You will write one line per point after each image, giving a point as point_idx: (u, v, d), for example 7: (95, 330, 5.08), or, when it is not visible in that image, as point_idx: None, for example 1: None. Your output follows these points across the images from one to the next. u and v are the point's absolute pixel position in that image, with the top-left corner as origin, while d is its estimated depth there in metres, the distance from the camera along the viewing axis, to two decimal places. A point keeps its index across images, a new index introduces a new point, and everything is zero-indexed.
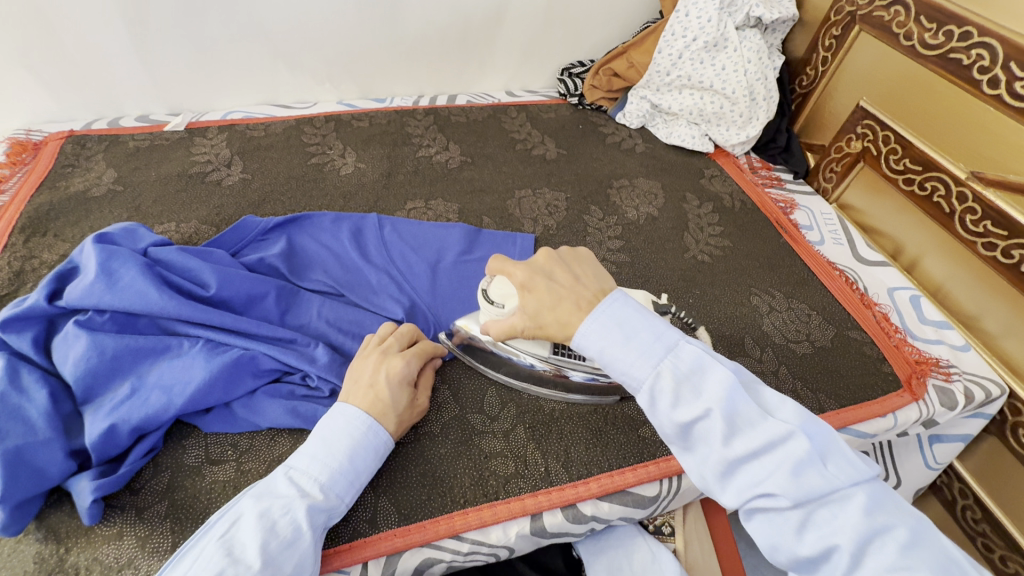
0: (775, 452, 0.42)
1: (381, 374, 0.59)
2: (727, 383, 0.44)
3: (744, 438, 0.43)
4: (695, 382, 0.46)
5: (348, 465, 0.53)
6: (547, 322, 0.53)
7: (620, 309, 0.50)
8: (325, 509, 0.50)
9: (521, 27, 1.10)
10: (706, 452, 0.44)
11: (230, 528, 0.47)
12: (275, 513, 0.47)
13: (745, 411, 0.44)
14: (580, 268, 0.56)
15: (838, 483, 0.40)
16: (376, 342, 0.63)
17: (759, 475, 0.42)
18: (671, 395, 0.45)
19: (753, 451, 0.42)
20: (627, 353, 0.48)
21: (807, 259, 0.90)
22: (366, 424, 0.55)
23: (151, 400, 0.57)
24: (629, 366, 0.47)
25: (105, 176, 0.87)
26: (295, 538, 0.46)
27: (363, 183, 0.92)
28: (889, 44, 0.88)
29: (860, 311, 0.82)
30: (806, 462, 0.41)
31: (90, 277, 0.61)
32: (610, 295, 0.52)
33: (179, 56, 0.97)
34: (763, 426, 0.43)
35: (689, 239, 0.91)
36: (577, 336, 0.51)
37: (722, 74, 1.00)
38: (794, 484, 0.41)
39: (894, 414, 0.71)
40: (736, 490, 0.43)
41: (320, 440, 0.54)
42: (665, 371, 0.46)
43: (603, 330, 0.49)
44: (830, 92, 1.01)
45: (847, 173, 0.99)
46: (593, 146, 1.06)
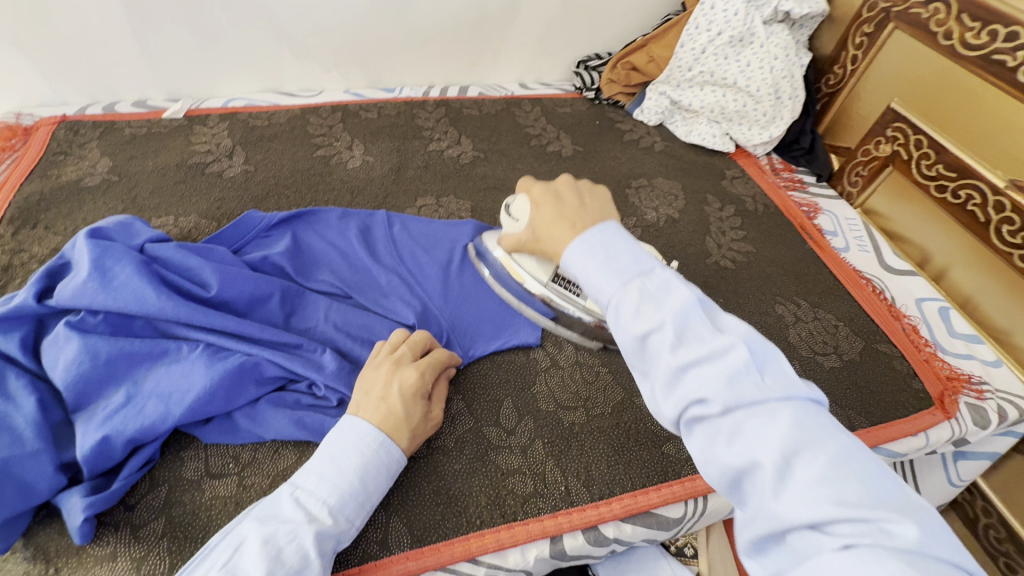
0: (717, 363, 0.36)
1: (394, 386, 0.55)
2: (685, 300, 0.39)
3: (692, 350, 0.37)
4: (657, 298, 0.40)
5: (359, 485, 0.49)
6: (546, 239, 0.50)
7: (590, 241, 0.44)
8: (335, 532, 0.47)
9: (537, 17, 1.06)
10: (657, 365, 0.38)
11: (232, 555, 0.44)
12: (281, 540, 0.44)
13: (698, 324, 0.38)
14: (589, 195, 0.52)
15: (770, 394, 0.34)
16: (388, 350, 0.60)
17: (697, 381, 0.36)
18: (631, 310, 0.39)
19: (696, 360, 0.36)
20: (592, 270, 0.43)
21: (832, 267, 0.86)
22: (377, 442, 0.51)
23: (147, 409, 0.53)
24: (597, 286, 0.42)
25: (100, 164, 0.83)
26: (302, 566, 0.43)
27: (371, 177, 0.88)
28: (925, 43, 0.84)
29: (889, 323, 0.79)
30: (744, 372, 0.35)
31: (82, 275, 0.57)
32: (592, 228, 0.45)
33: (178, 39, 0.92)
34: (712, 339, 0.37)
35: (711, 243, 0.87)
36: (562, 256, 0.46)
37: (747, 70, 0.96)
38: (729, 390, 0.35)
39: (926, 434, 0.68)
40: (678, 399, 0.36)
41: (327, 458, 0.50)
42: (633, 287, 0.40)
43: (586, 254, 0.44)
44: (859, 93, 0.97)
45: (874, 177, 0.95)
46: (610, 143, 1.02)
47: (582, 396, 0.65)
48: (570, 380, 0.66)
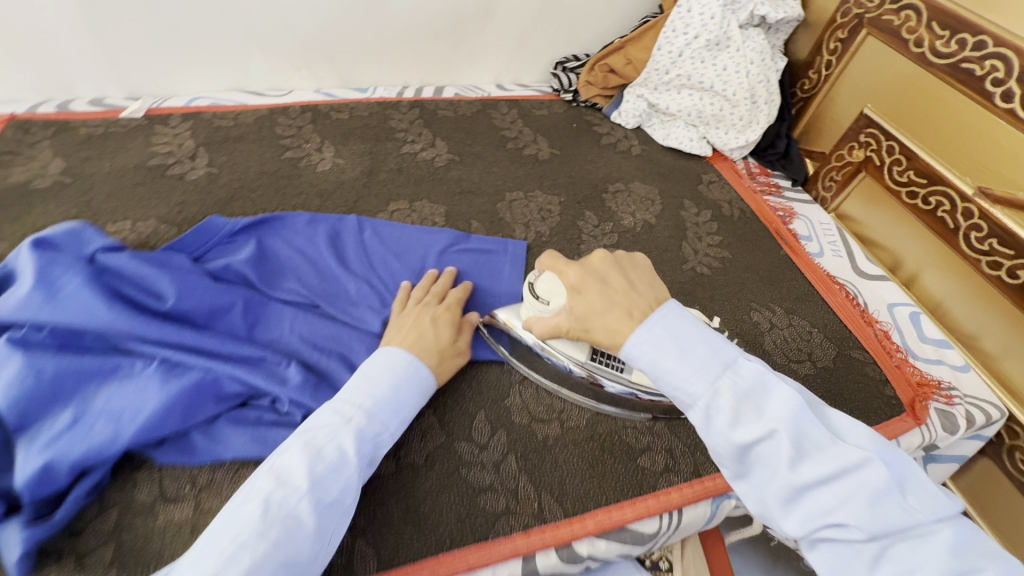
0: (849, 479, 0.37)
1: (425, 319, 0.62)
2: (791, 405, 0.40)
3: (813, 463, 0.38)
4: (754, 401, 0.41)
5: (391, 396, 0.52)
6: (600, 335, 0.48)
7: (664, 330, 0.45)
8: (372, 437, 0.49)
9: (514, 17, 1.04)
10: (769, 475, 0.40)
11: (274, 458, 0.45)
12: (320, 441, 0.46)
13: (813, 433, 0.39)
14: (635, 275, 0.51)
15: (919, 516, 0.36)
16: (418, 295, 0.67)
17: (823, 499, 0.38)
18: (727, 416, 0.41)
19: (824, 477, 0.38)
20: (672, 366, 0.43)
21: (807, 272, 0.86)
22: (405, 361, 0.55)
23: (96, 430, 0.50)
24: (682, 383, 0.43)
25: (51, 166, 0.78)
26: (340, 464, 0.45)
27: (342, 180, 0.85)
28: (897, 50, 0.85)
29: (861, 328, 0.79)
30: (886, 493, 0.36)
31: (26, 287, 0.53)
32: (655, 312, 0.47)
33: (137, 34, 0.88)
34: (834, 450, 0.38)
35: (688, 249, 0.86)
36: (625, 347, 0.46)
37: (723, 74, 0.96)
38: (871, 514, 0.36)
39: (897, 440, 0.68)
40: (806, 521, 0.38)
41: (362, 376, 0.53)
42: (722, 389, 0.42)
43: (663, 342, 0.45)
44: (833, 97, 0.97)
45: (847, 183, 0.96)
46: (587, 146, 1.01)
47: (556, 408, 0.64)
48: (544, 391, 0.65)
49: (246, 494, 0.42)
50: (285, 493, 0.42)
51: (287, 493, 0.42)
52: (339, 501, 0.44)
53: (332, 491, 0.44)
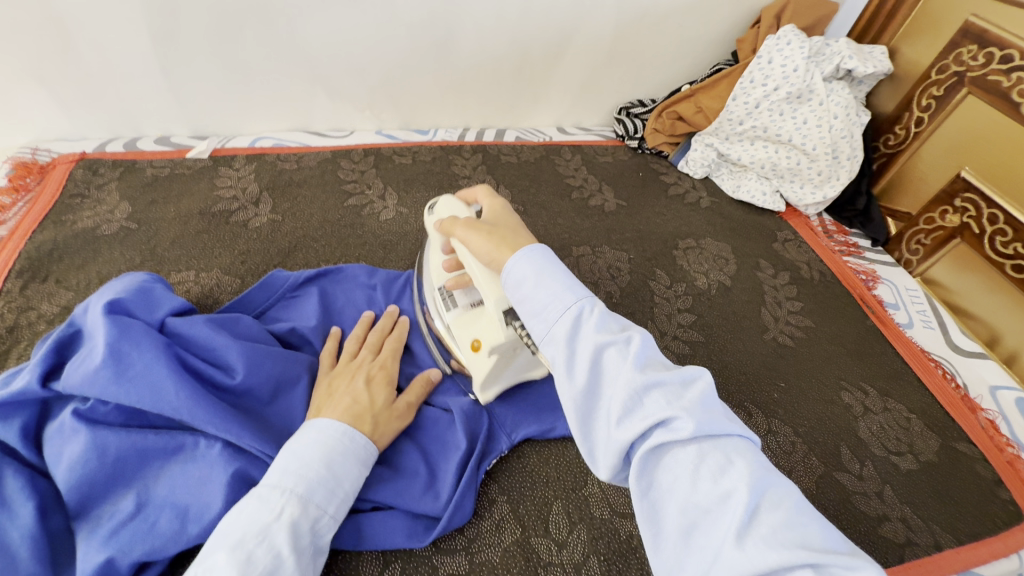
0: (680, 393, 0.39)
1: (360, 382, 0.57)
2: (641, 328, 0.43)
3: (657, 377, 0.39)
4: (616, 326, 0.42)
5: (326, 472, 0.47)
6: (499, 244, 0.48)
7: (542, 253, 0.46)
8: (307, 526, 0.44)
9: (582, 62, 1.01)
10: (614, 383, 0.39)
11: (193, 574, 0.39)
12: (250, 543, 0.40)
13: (653, 358, 0.41)
14: (507, 224, 0.51)
15: (731, 430, 0.38)
16: (349, 355, 0.62)
17: (657, 405, 0.38)
18: (595, 323, 0.41)
19: (663, 387, 0.39)
20: (552, 279, 0.43)
21: (898, 346, 0.80)
22: (341, 431, 0.50)
23: (160, 524, 0.47)
24: (550, 298, 0.43)
25: (118, 210, 0.77)
26: (276, 566, 0.40)
27: (405, 231, 0.82)
28: (1003, 112, 0.79)
29: (966, 417, 0.72)
30: (710, 400, 0.39)
31: (96, 360, 0.50)
32: (536, 243, 0.47)
33: (208, 77, 0.87)
34: (674, 370, 0.40)
35: (768, 316, 0.81)
36: (508, 261, 0.46)
37: (803, 128, 0.91)
38: (698, 418, 0.37)
39: (1020, 555, 0.60)
40: (637, 422, 0.38)
41: (288, 453, 0.47)
42: (597, 303, 0.42)
43: (543, 263, 0.45)
44: (922, 156, 0.91)
45: (937, 248, 0.90)
46: (654, 197, 0.97)
47: None
48: None
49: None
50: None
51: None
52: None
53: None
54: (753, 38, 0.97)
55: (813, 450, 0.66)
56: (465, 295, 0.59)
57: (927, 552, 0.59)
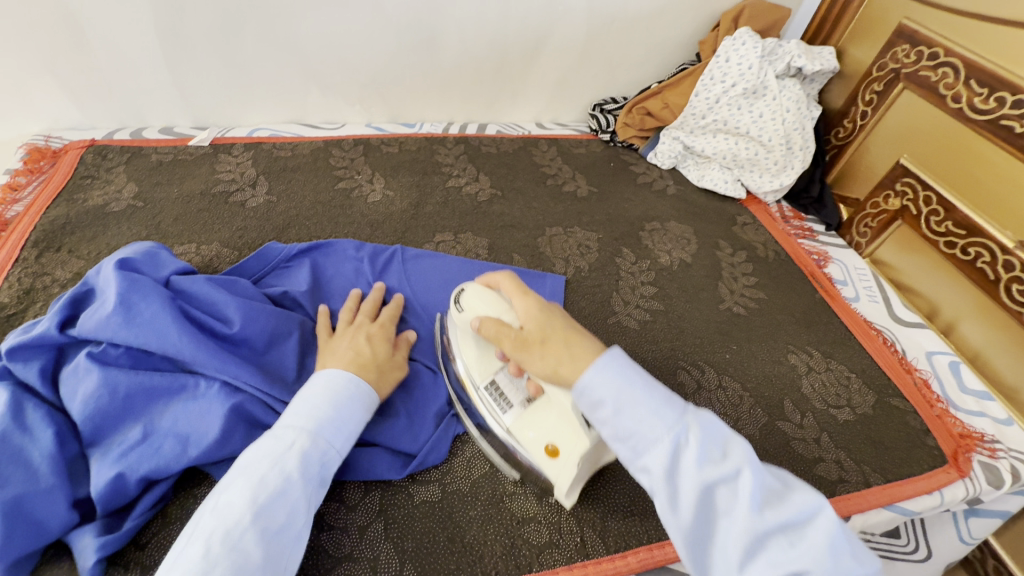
0: (800, 529, 0.38)
1: (359, 340, 0.63)
2: (746, 447, 0.42)
3: (773, 509, 0.39)
4: (716, 443, 0.42)
5: (332, 414, 0.52)
6: (562, 364, 0.49)
7: (620, 368, 0.45)
8: (317, 458, 0.50)
9: (558, 62, 1.09)
10: (728, 523, 0.40)
11: (220, 493, 0.46)
12: (263, 470, 0.47)
13: (766, 482, 0.41)
14: (571, 339, 0.50)
15: (861, 571, 0.37)
16: (346, 320, 0.67)
17: (776, 550, 0.38)
18: (696, 457, 0.41)
19: (783, 523, 0.39)
20: (637, 404, 0.43)
21: (843, 316, 0.87)
22: (346, 378, 0.55)
23: (164, 449, 0.53)
24: (642, 424, 0.42)
25: (125, 190, 0.84)
26: (285, 489, 0.46)
27: (391, 212, 0.89)
28: (934, 104, 0.87)
29: (901, 376, 0.79)
30: (838, 541, 0.38)
31: (108, 307, 0.56)
32: (605, 354, 0.46)
33: (210, 72, 0.95)
34: (790, 500, 0.40)
35: (724, 289, 0.88)
36: (582, 380, 0.46)
37: (759, 121, 0.99)
38: (827, 560, 0.37)
39: (941, 493, 0.67)
40: (763, 565, 0.38)
41: (301, 399, 0.53)
42: (692, 426, 0.42)
43: (622, 381, 0.44)
44: (867, 146, 1.00)
45: (882, 229, 0.97)
46: (624, 185, 1.05)
47: None
48: None
49: (190, 534, 0.43)
50: (227, 526, 0.43)
51: (231, 527, 0.43)
52: (287, 527, 0.45)
53: (278, 518, 0.45)
54: (713, 40, 1.06)
55: (759, 403, 0.72)
56: (519, 393, 0.58)
57: (856, 489, 0.65)
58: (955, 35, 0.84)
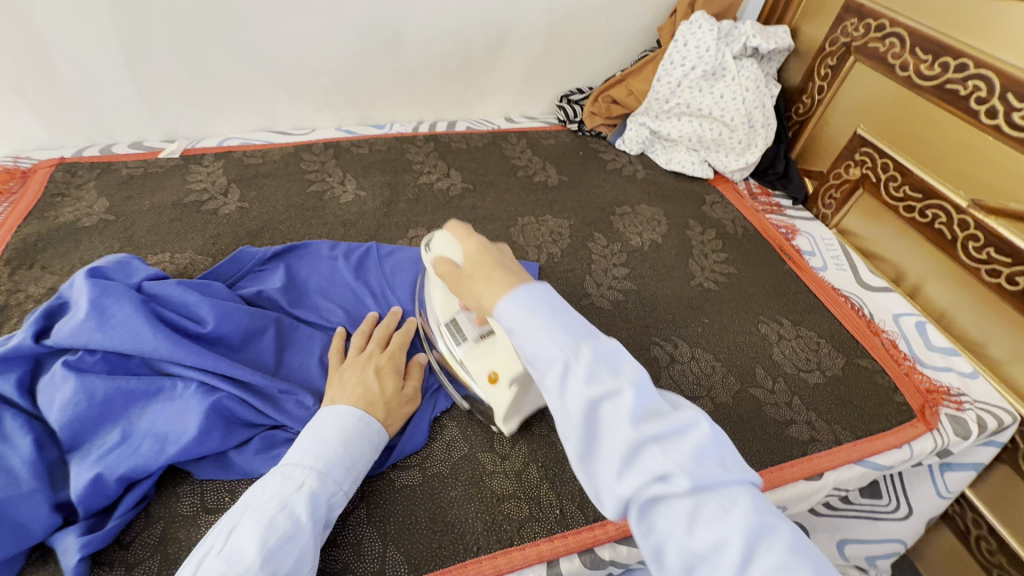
0: (679, 442, 0.37)
1: (369, 373, 0.62)
2: (637, 367, 0.39)
3: (652, 423, 0.38)
4: (609, 362, 0.40)
5: (343, 453, 0.53)
6: (484, 296, 0.47)
7: (530, 299, 0.43)
8: (324, 498, 0.50)
9: (521, 56, 1.11)
10: (611, 438, 0.37)
11: (225, 537, 0.44)
12: (272, 511, 0.46)
13: (650, 398, 0.39)
14: (498, 270, 0.48)
15: (730, 477, 0.36)
16: (356, 348, 0.66)
17: (654, 458, 0.36)
18: (582, 372, 0.38)
19: (661, 435, 0.37)
20: (536, 326, 0.41)
21: (811, 285, 0.89)
22: (356, 417, 0.56)
23: (143, 448, 0.54)
24: (540, 347, 0.40)
25: (97, 205, 0.85)
26: (295, 531, 0.45)
27: (363, 211, 0.90)
28: (884, 74, 0.90)
29: (868, 338, 0.81)
30: (707, 449, 0.37)
31: (81, 314, 0.57)
32: (524, 286, 0.44)
33: (176, 85, 0.95)
34: (671, 415, 0.38)
35: (695, 266, 0.90)
36: (498, 307, 0.44)
37: (721, 101, 1.01)
38: (695, 469, 0.36)
39: (910, 446, 0.69)
40: (635, 477, 0.36)
41: (308, 436, 0.53)
42: (584, 348, 0.40)
43: (527, 307, 0.42)
44: (826, 120, 1.02)
45: (846, 199, 1.00)
46: (593, 172, 1.06)
47: None
48: None
49: None
50: (237, 571, 0.41)
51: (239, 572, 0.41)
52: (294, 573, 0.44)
53: (286, 562, 0.44)
54: (671, 26, 1.08)
55: (731, 371, 0.74)
56: (473, 327, 0.63)
57: (828, 447, 0.67)
58: (900, 6, 0.86)
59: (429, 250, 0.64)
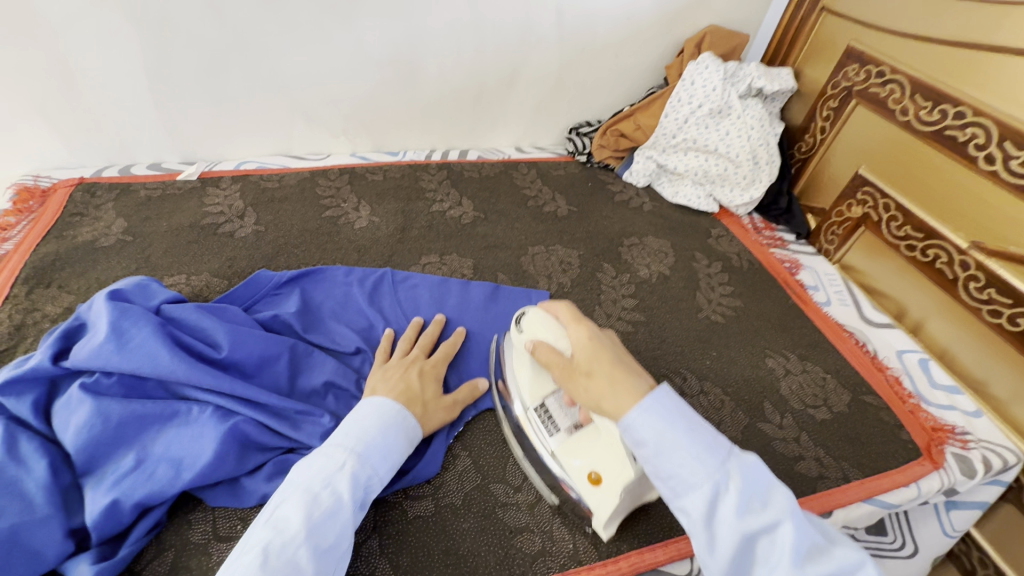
0: (839, 575, 0.40)
1: (413, 373, 0.65)
2: (783, 492, 0.43)
3: (804, 553, 0.40)
4: (755, 488, 0.43)
5: (380, 439, 0.56)
6: (607, 400, 0.50)
7: (660, 407, 0.47)
8: (363, 480, 0.53)
9: (534, 89, 1.14)
10: (766, 568, 0.41)
11: (273, 509, 0.49)
12: (315, 488, 0.50)
13: (801, 525, 0.42)
14: (615, 371, 0.51)
15: None
16: (401, 355, 0.69)
17: None
18: (735, 505, 0.42)
19: (815, 565, 0.40)
20: (677, 447, 0.45)
21: (817, 321, 0.91)
22: (395, 408, 0.59)
23: (157, 473, 0.54)
24: (682, 469, 0.44)
25: (115, 226, 0.86)
26: (336, 509, 0.49)
27: (377, 237, 0.92)
28: (884, 117, 0.93)
29: (873, 374, 0.83)
30: None
31: (100, 336, 0.58)
32: (652, 394, 0.48)
33: (197, 110, 0.98)
34: (822, 546, 0.41)
35: (702, 298, 0.92)
36: (625, 417, 0.48)
37: (726, 138, 1.04)
38: None
39: (918, 485, 0.70)
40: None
41: (349, 422, 0.57)
42: (733, 474, 0.43)
43: (664, 425, 0.46)
44: (828, 159, 1.05)
45: (848, 236, 1.02)
46: (602, 204, 1.09)
47: None
48: None
49: (250, 544, 0.46)
50: (283, 539, 0.46)
51: (286, 542, 0.46)
52: (335, 547, 0.48)
53: (328, 536, 0.48)
54: (678, 64, 1.12)
55: (739, 406, 0.75)
56: (567, 418, 0.61)
57: (838, 484, 0.68)
58: (899, 54, 0.90)
59: (518, 328, 0.64)
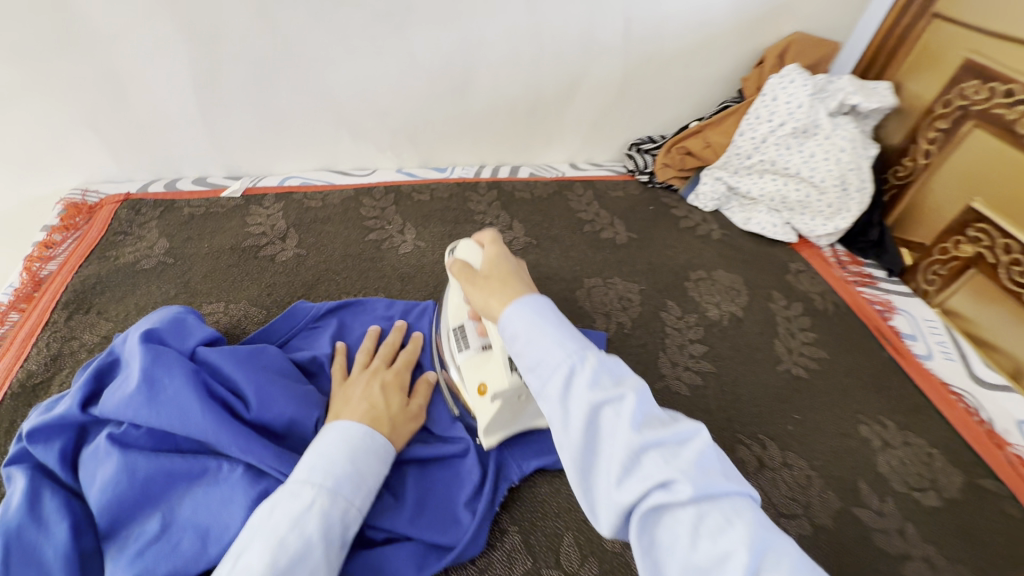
0: (679, 448, 0.37)
1: (375, 387, 0.60)
2: (638, 380, 0.41)
3: (654, 432, 0.38)
4: (613, 372, 0.41)
5: (350, 466, 0.49)
6: (491, 298, 0.49)
7: (536, 309, 0.45)
8: (337, 515, 0.46)
9: (593, 101, 1.05)
10: (611, 447, 0.38)
11: (234, 562, 0.41)
12: (281, 529, 0.43)
13: (653, 411, 0.39)
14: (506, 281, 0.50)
15: (732, 488, 0.36)
16: (361, 367, 0.64)
17: (651, 465, 0.36)
18: (588, 378, 0.39)
19: (661, 441, 0.37)
20: (542, 335, 0.42)
21: (918, 379, 0.79)
22: (361, 432, 0.53)
23: (183, 544, 0.50)
24: (546, 352, 0.41)
25: (157, 246, 0.83)
26: (306, 550, 0.42)
27: (422, 265, 0.86)
28: (1010, 143, 0.79)
29: (990, 451, 0.70)
30: (709, 459, 0.37)
31: (131, 384, 0.54)
32: (529, 297, 0.46)
33: (242, 123, 0.95)
34: (673, 424, 0.39)
35: (781, 347, 0.81)
36: (504, 313, 0.46)
37: (810, 161, 0.93)
38: (698, 476, 0.36)
39: None
40: (636, 483, 0.36)
41: (313, 452, 0.50)
42: (591, 358, 0.41)
43: (535, 317, 0.44)
44: (931, 188, 0.92)
45: (955, 278, 0.88)
46: (665, 230, 0.99)
47: None
48: None
49: None
50: None
51: None
52: None
53: None
54: (757, 76, 1.01)
55: (830, 485, 0.65)
56: (478, 336, 0.60)
57: None
58: None
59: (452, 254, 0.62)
